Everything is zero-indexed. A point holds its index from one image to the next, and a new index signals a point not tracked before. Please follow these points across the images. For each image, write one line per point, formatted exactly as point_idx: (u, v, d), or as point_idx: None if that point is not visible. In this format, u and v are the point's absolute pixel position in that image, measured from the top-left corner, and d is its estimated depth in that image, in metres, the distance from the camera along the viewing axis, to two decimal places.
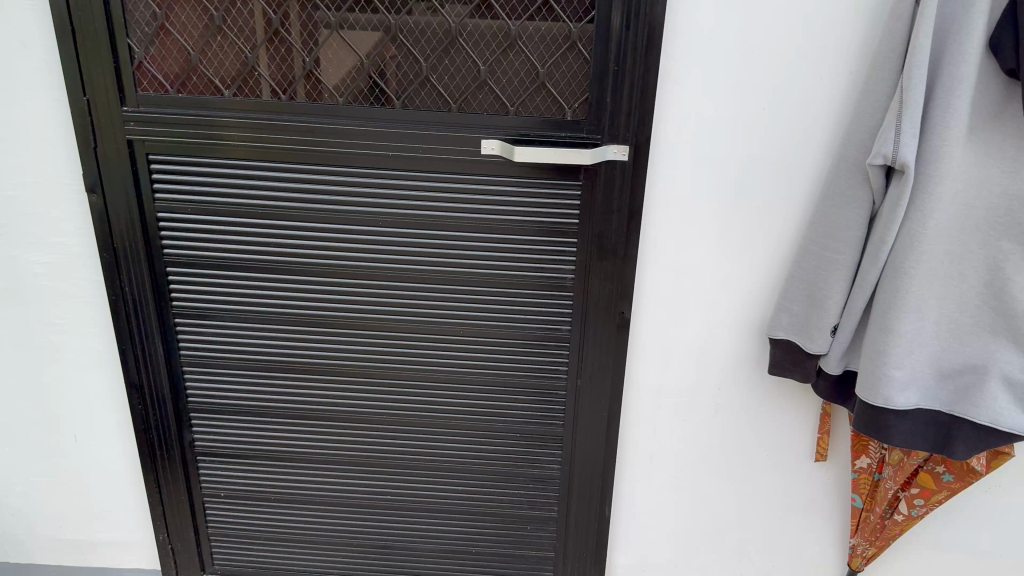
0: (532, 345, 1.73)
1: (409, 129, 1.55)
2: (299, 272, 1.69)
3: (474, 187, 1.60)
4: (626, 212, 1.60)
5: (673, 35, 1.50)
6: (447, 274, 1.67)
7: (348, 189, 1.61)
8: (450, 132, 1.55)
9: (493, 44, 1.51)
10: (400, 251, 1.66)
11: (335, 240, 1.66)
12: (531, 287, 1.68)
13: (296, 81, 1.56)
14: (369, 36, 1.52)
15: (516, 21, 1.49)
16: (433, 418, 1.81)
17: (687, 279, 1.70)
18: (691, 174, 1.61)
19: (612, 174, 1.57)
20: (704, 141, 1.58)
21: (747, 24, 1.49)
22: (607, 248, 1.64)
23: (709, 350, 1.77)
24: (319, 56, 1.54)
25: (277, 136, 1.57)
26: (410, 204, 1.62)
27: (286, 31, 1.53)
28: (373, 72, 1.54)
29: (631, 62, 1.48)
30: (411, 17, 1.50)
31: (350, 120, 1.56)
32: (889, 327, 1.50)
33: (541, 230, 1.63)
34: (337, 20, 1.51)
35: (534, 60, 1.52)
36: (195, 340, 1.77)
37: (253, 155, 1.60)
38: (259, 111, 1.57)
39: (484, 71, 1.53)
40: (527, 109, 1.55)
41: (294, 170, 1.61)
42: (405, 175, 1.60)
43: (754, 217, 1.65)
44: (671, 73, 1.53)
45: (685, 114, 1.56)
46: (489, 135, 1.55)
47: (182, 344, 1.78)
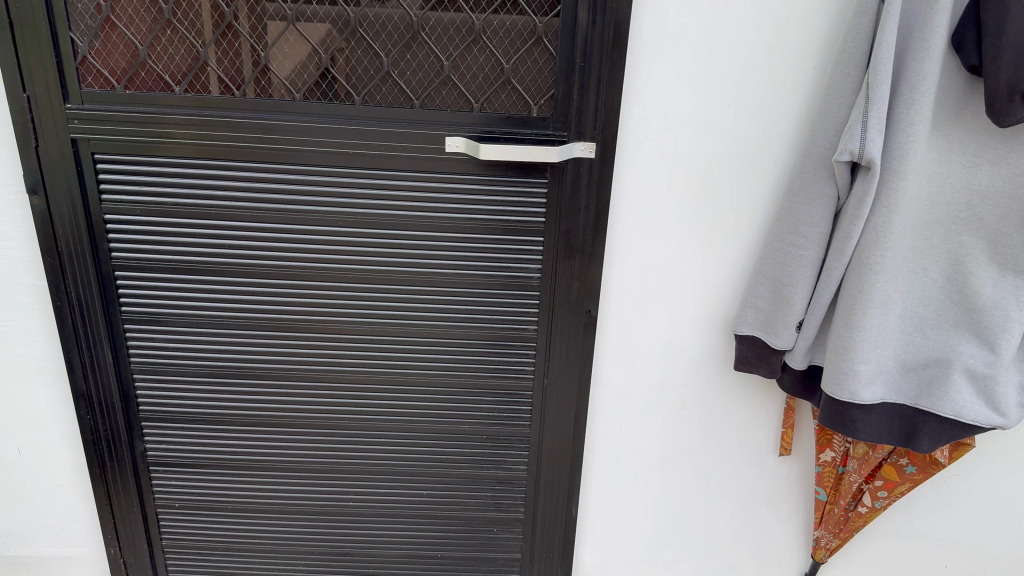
0: (498, 345, 1.70)
1: (371, 126, 1.51)
2: (255, 274, 1.63)
3: (438, 185, 1.56)
4: (593, 210, 1.58)
5: (639, 30, 1.48)
6: (410, 275, 1.63)
7: (306, 188, 1.56)
8: (413, 129, 1.51)
9: (456, 38, 1.47)
10: (362, 252, 1.61)
11: (294, 241, 1.60)
12: (497, 287, 1.64)
13: (251, 77, 1.49)
14: (327, 29, 1.47)
15: (480, 15, 1.46)
16: (396, 421, 1.77)
17: (653, 277, 1.69)
18: (657, 170, 1.59)
19: (579, 171, 1.55)
20: (669, 137, 1.57)
21: (712, 19, 1.48)
22: (574, 246, 1.61)
23: (674, 347, 1.76)
24: (275, 50, 1.48)
25: (231, 134, 1.51)
26: (372, 203, 1.57)
27: (238, 24, 1.46)
28: (332, 67, 1.49)
29: (598, 58, 1.45)
30: (371, 10, 1.46)
31: (308, 117, 1.51)
32: (854, 322, 1.51)
33: (506, 228, 1.60)
34: (292, 13, 1.46)
35: (498, 55, 1.48)
36: (147, 345, 1.70)
37: (206, 154, 1.53)
38: (212, 108, 1.50)
39: (448, 66, 1.49)
40: (492, 105, 1.52)
41: (249, 169, 1.54)
42: (366, 173, 1.54)
43: (719, 213, 1.64)
44: (637, 68, 1.50)
45: (651, 110, 1.54)
46: (453, 132, 1.51)
47: (133, 350, 1.71)
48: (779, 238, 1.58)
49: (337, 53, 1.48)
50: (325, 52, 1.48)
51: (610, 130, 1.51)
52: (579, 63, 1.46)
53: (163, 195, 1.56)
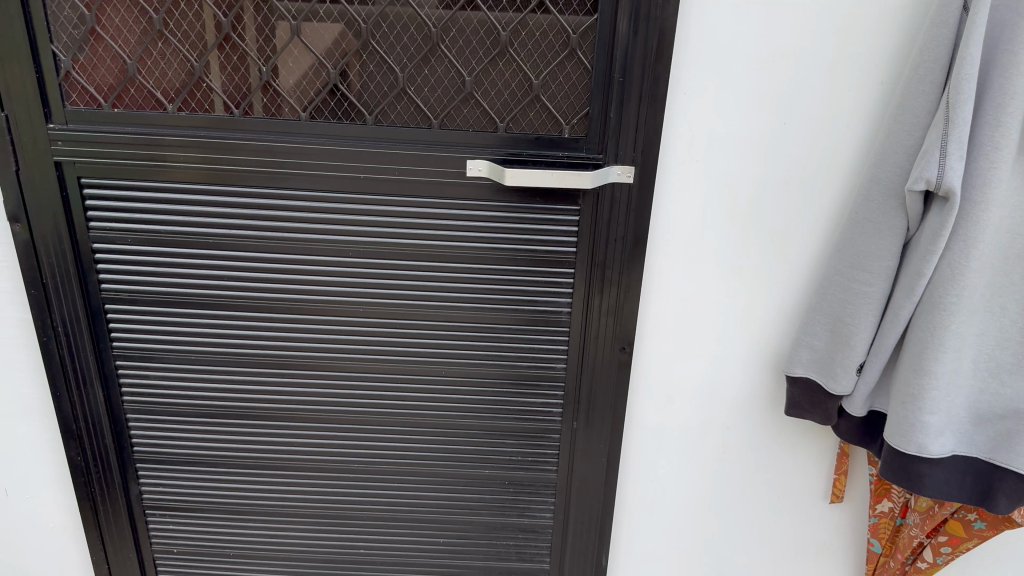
0: (522, 385, 1.55)
1: (384, 149, 1.35)
2: (257, 308, 1.49)
3: (458, 212, 1.41)
4: (630, 240, 1.42)
5: (684, 41, 1.32)
6: (425, 310, 1.48)
7: (311, 216, 1.41)
8: (431, 152, 1.35)
9: (479, 51, 1.31)
10: (373, 285, 1.46)
11: (298, 274, 1.46)
12: (521, 323, 1.49)
13: (251, 94, 1.34)
14: (337, 42, 1.31)
15: (507, 27, 1.30)
16: (410, 465, 1.62)
17: (694, 311, 1.53)
18: (701, 196, 1.44)
19: (614, 199, 1.39)
20: (715, 159, 1.41)
21: (767, 29, 1.32)
22: (609, 279, 1.46)
23: (715, 386, 1.60)
24: (277, 65, 1.33)
25: (229, 157, 1.37)
26: (384, 233, 1.42)
27: (239, 37, 1.31)
28: (341, 84, 1.34)
29: (639, 73, 1.29)
30: (385, 21, 1.30)
31: (315, 138, 1.36)
32: (923, 369, 1.34)
33: (532, 260, 1.44)
34: (297, 24, 1.30)
35: (527, 70, 1.32)
36: (141, 383, 1.56)
37: (202, 179, 1.39)
38: (208, 129, 1.36)
39: (470, 82, 1.33)
40: (519, 126, 1.36)
41: (249, 195, 1.40)
42: (377, 200, 1.39)
43: (770, 241, 1.48)
44: (682, 84, 1.35)
45: (696, 130, 1.38)
46: (474, 155, 1.35)
47: (126, 387, 1.57)
48: (838, 272, 1.42)
49: (347, 68, 1.33)
50: (334, 67, 1.33)
51: (652, 152, 1.35)
52: (617, 79, 1.30)
53: (155, 223, 1.42)
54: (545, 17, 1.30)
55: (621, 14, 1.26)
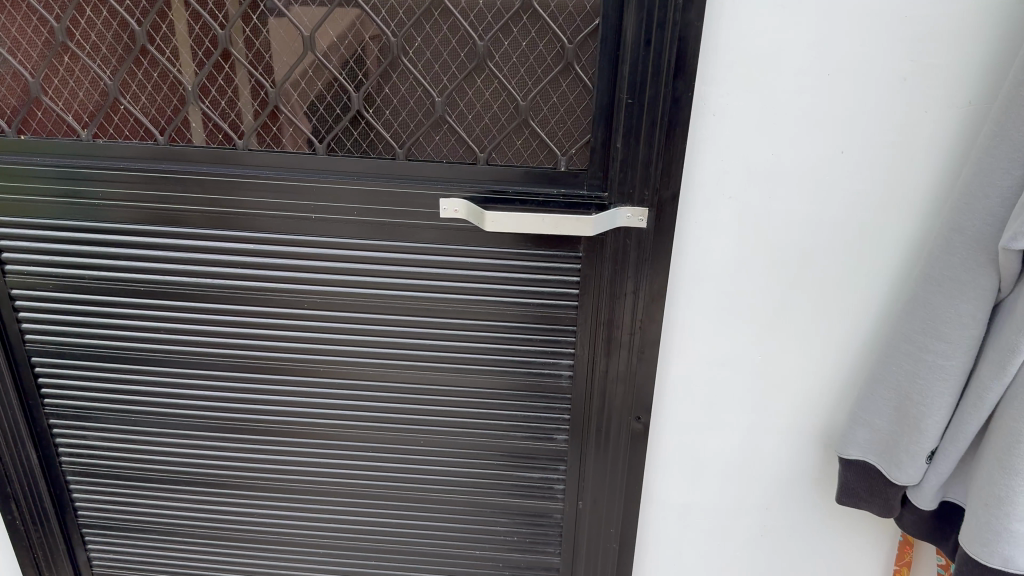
0: (515, 459, 1.30)
1: (337, 184, 1.10)
2: (202, 366, 1.26)
3: (432, 260, 1.15)
4: (644, 295, 1.14)
5: (712, 51, 1.05)
6: (398, 370, 1.24)
7: (257, 262, 1.17)
8: (394, 187, 1.10)
9: (452, 65, 1.05)
10: (335, 341, 1.22)
11: (247, 327, 1.23)
12: (513, 388, 1.24)
13: (178, 118, 1.11)
14: (276, 55, 1.07)
15: (485, 35, 1.04)
16: (389, 543, 1.39)
17: (725, 375, 1.26)
18: (734, 241, 1.16)
19: (622, 246, 1.11)
20: (753, 196, 1.13)
21: (821, 36, 1.04)
22: (618, 341, 1.18)
23: (751, 461, 1.33)
24: (207, 83, 1.09)
25: (155, 192, 1.14)
26: (344, 282, 1.17)
27: (157, 49, 1.08)
28: (283, 105, 1.09)
29: (652, 93, 1.01)
30: (334, 29, 1.05)
31: (256, 170, 1.12)
32: (1013, 469, 1.05)
33: (525, 317, 1.18)
34: (227, 33, 1.06)
35: (511, 88, 1.06)
36: (79, 444, 1.36)
37: (127, 218, 1.16)
38: (130, 160, 1.13)
39: (440, 103, 1.07)
40: (504, 156, 1.10)
41: (182, 237, 1.17)
42: (334, 244, 1.15)
43: (820, 294, 1.20)
44: (709, 104, 1.08)
45: (728, 161, 1.11)
46: (447, 192, 1.10)
47: (63, 448, 1.37)
48: (906, 337, 1.14)
49: (291, 87, 1.08)
50: (275, 86, 1.08)
51: (672, 193, 1.06)
52: (623, 100, 1.02)
53: (77, 268, 1.20)
54: (533, 23, 1.03)
55: (626, 18, 0.98)
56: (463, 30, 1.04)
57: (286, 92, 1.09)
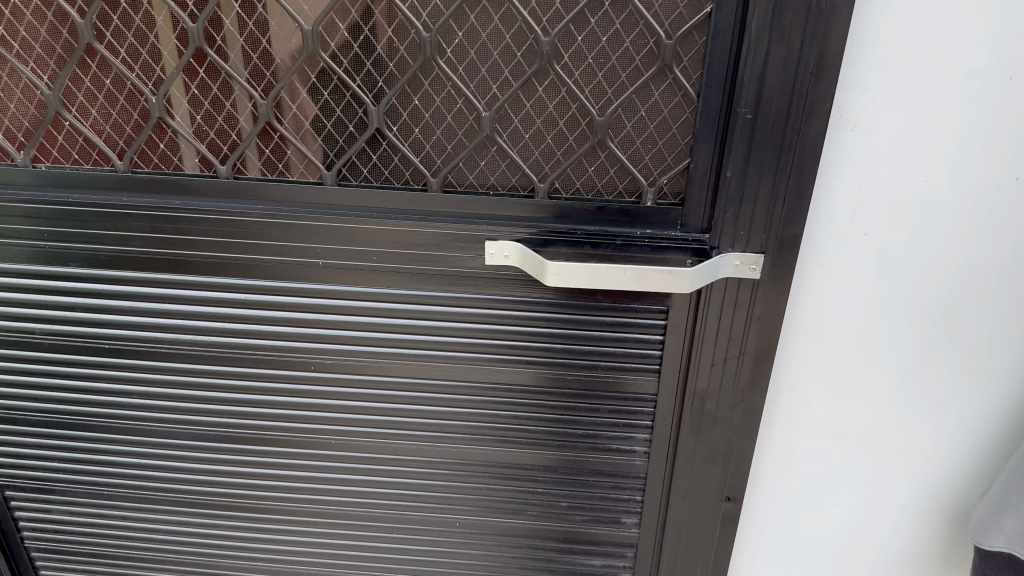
0: (572, 545, 1.06)
1: (351, 224, 0.84)
2: (185, 436, 1.02)
3: (474, 314, 0.90)
4: (749, 361, 0.88)
5: (861, 43, 0.77)
6: (430, 443, 0.99)
7: (249, 317, 0.92)
8: (426, 228, 0.84)
9: (504, 68, 0.76)
10: (351, 408, 0.98)
11: (238, 392, 0.98)
12: (573, 466, 0.99)
13: (138, 139, 0.83)
14: (267, 55, 0.78)
15: (552, 29, 0.74)
16: None
17: (839, 446, 1.01)
18: (865, 287, 0.90)
19: (722, 302, 0.85)
20: (894, 233, 0.87)
21: (1011, 26, 0.75)
22: (709, 415, 0.93)
23: (864, 543, 1.08)
24: (175, 93, 0.80)
25: (114, 233, 0.88)
26: (362, 341, 0.92)
27: (106, 49, 0.79)
28: (277, 121, 0.81)
29: (782, 104, 0.74)
30: (344, 20, 0.76)
31: (243, 204, 0.85)
32: None
33: (591, 384, 0.93)
34: (199, 27, 0.76)
35: (583, 98, 0.77)
36: (43, 519, 1.13)
37: (81, 263, 0.91)
38: (81, 190, 0.87)
39: (488, 118, 0.79)
40: (571, 187, 0.82)
41: (152, 287, 0.91)
42: (347, 295, 0.89)
43: (970, 353, 0.94)
44: (850, 116, 0.81)
45: (868, 190, 0.84)
46: (496, 234, 0.83)
47: (24, 523, 1.14)
48: None
49: (287, 96, 0.80)
50: (265, 95, 0.80)
51: (796, 234, 0.79)
52: (744, 113, 0.75)
53: (25, 321, 0.95)
54: (619, 11, 0.73)
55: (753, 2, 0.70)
56: (520, 21, 0.74)
57: (280, 103, 0.80)
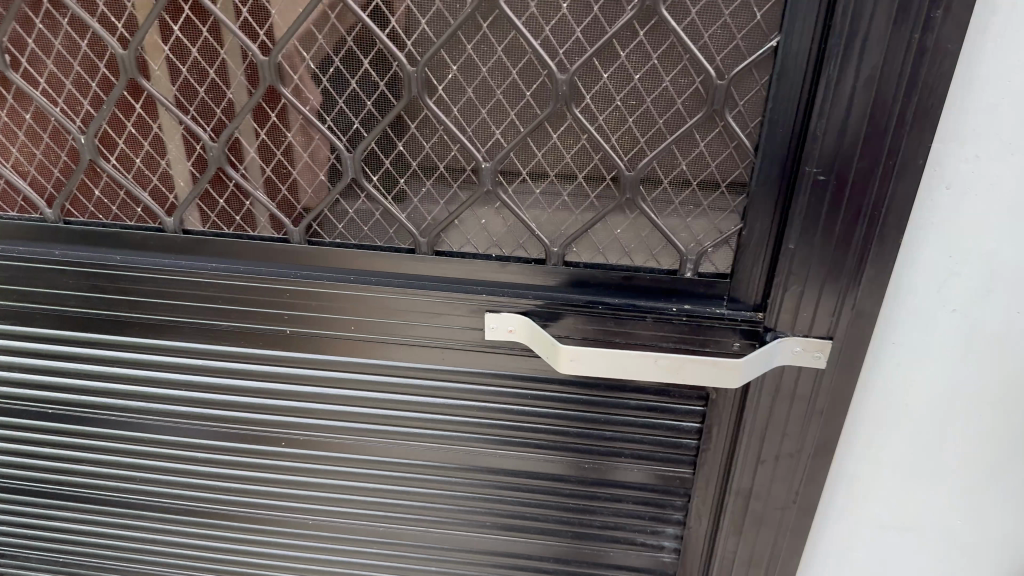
0: None
1: (323, 286, 0.70)
2: (143, 512, 0.89)
3: (471, 395, 0.74)
4: (806, 455, 0.73)
5: (965, 78, 0.57)
6: (422, 532, 0.85)
7: (209, 387, 0.78)
8: (413, 295, 0.69)
9: (509, 110, 0.61)
10: (329, 491, 0.83)
11: (199, 468, 0.84)
12: (591, 561, 0.84)
13: (68, 184, 0.69)
14: (217, 89, 0.63)
15: (569, 65, 0.58)
16: None
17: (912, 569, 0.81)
18: (954, 383, 0.69)
19: (777, 390, 0.70)
20: (995, 320, 0.66)
21: None
22: (756, 513, 0.77)
23: None
24: (109, 131, 0.66)
25: (48, 290, 0.74)
26: (341, 418, 0.78)
27: (23, 78, 0.64)
28: (231, 168, 0.66)
29: (863, 160, 0.57)
30: (309, 48, 0.60)
31: (197, 260, 0.71)
32: None
33: (613, 474, 0.78)
34: (133, 54, 0.61)
35: (608, 149, 0.61)
36: None
37: (14, 320, 0.78)
38: (7, 241, 0.73)
39: (489, 170, 0.63)
40: (592, 251, 0.67)
41: (96, 349, 0.78)
42: (323, 366, 0.75)
43: None
44: (949, 169, 0.60)
45: (968, 264, 0.64)
46: (498, 305, 0.68)
47: None
48: None
49: (242, 137, 0.65)
50: (216, 137, 0.65)
51: (870, 316, 0.64)
52: (817, 172, 0.58)
53: None
54: (656, 44, 0.57)
55: (831, 34, 0.53)
56: (530, 52, 0.58)
57: (235, 146, 0.65)
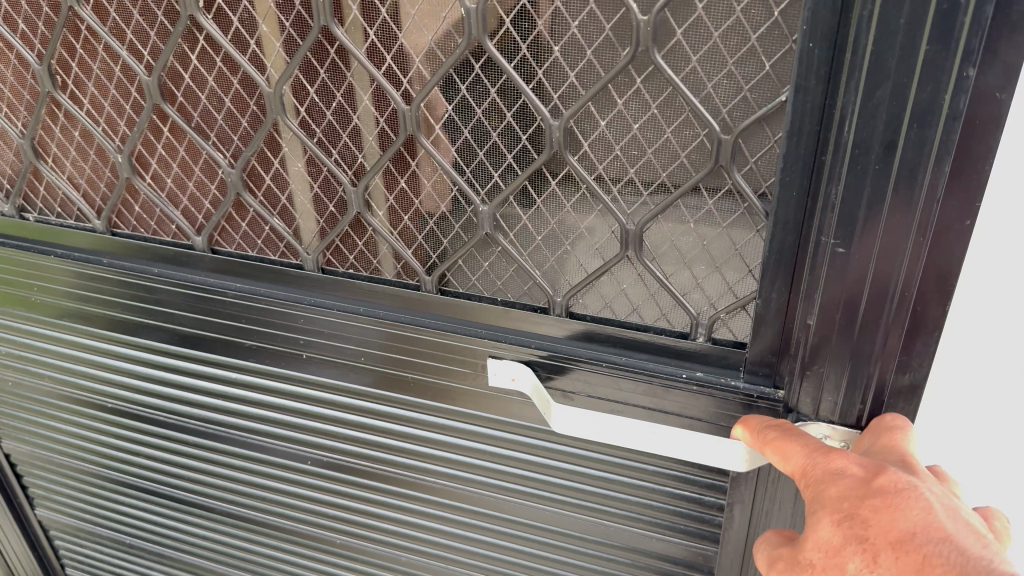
0: None
1: (336, 316, 0.70)
2: (194, 506, 0.94)
3: (480, 439, 0.72)
4: None
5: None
6: (442, 563, 0.84)
7: (243, 399, 0.80)
8: (419, 332, 0.68)
9: (506, 154, 0.58)
10: (354, 510, 0.84)
11: (239, 472, 0.87)
12: None
13: (111, 198, 0.73)
14: (233, 115, 0.63)
15: (566, 110, 0.54)
16: None
17: None
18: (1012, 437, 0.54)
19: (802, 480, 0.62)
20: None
21: None
22: None
23: None
24: (143, 150, 0.68)
25: (102, 295, 0.79)
26: (359, 443, 0.78)
27: (68, 97, 0.68)
28: (248, 195, 0.67)
29: (889, 235, 0.49)
30: (311, 79, 0.59)
31: (226, 279, 0.74)
32: None
33: (625, 543, 0.73)
34: (156, 80, 0.63)
35: (608, 201, 0.57)
36: (85, 550, 1.11)
37: (77, 319, 0.83)
38: (69, 247, 0.79)
39: (487, 214, 0.61)
40: (597, 305, 0.63)
41: (147, 352, 0.82)
42: (341, 392, 0.75)
43: None
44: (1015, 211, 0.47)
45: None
46: (499, 351, 0.66)
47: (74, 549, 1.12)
48: None
49: (257, 165, 0.65)
50: (233, 163, 0.66)
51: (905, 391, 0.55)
52: (834, 242, 0.51)
53: (44, 367, 0.91)
54: (656, 95, 0.52)
55: (844, 91, 0.46)
56: (524, 97, 0.55)
57: (252, 173, 0.66)
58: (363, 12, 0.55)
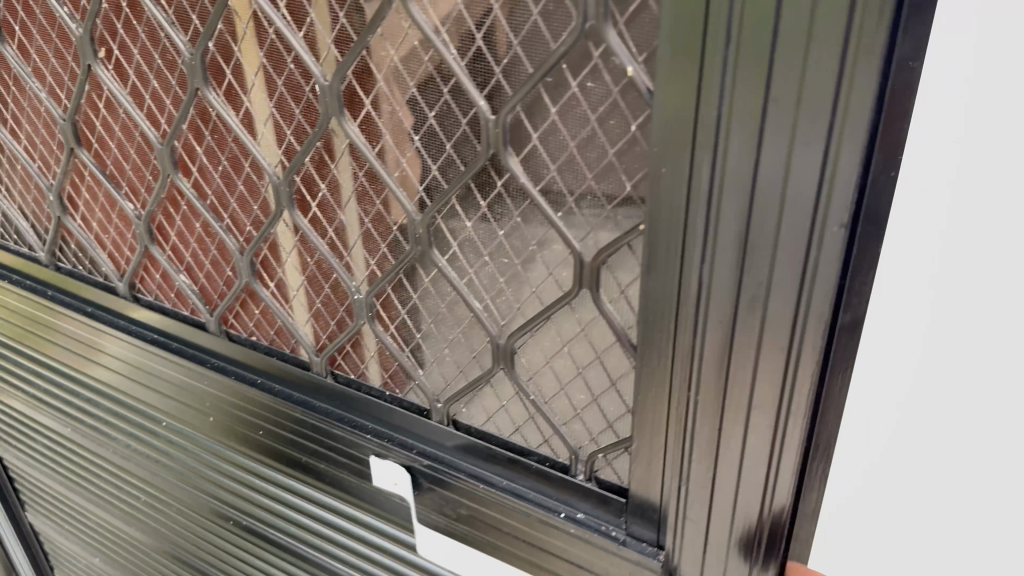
0: None
1: (234, 383, 0.67)
2: (133, 545, 0.92)
3: (363, 540, 0.66)
4: None
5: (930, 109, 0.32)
6: None
7: (157, 452, 0.77)
8: (309, 414, 0.63)
9: (377, 241, 0.52)
10: None
11: (164, 522, 0.84)
12: None
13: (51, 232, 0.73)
14: (138, 168, 0.61)
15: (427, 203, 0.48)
16: None
17: None
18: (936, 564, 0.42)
19: None
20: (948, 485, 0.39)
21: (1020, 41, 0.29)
22: None
23: None
24: (72, 192, 0.68)
25: (45, 325, 0.79)
26: (258, 518, 0.73)
27: (13, 134, 0.68)
28: (156, 248, 0.65)
29: (760, 402, 0.41)
30: (200, 142, 0.56)
31: (149, 327, 0.72)
32: None
33: None
34: (69, 126, 0.62)
35: (479, 309, 0.51)
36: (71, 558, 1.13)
37: (28, 346, 0.84)
38: (27, 273, 0.80)
39: (363, 302, 0.55)
40: (481, 417, 0.56)
41: (80, 391, 0.81)
42: (237, 463, 0.71)
43: None
44: (917, 249, 0.35)
45: (982, 400, 0.36)
46: (381, 450, 0.60)
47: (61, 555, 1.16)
48: None
49: (164, 219, 0.63)
50: (141, 214, 0.63)
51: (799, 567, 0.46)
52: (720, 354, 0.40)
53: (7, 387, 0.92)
54: (518, 200, 0.45)
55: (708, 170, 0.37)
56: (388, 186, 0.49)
57: (160, 228, 0.64)
58: (235, 80, 0.51)
